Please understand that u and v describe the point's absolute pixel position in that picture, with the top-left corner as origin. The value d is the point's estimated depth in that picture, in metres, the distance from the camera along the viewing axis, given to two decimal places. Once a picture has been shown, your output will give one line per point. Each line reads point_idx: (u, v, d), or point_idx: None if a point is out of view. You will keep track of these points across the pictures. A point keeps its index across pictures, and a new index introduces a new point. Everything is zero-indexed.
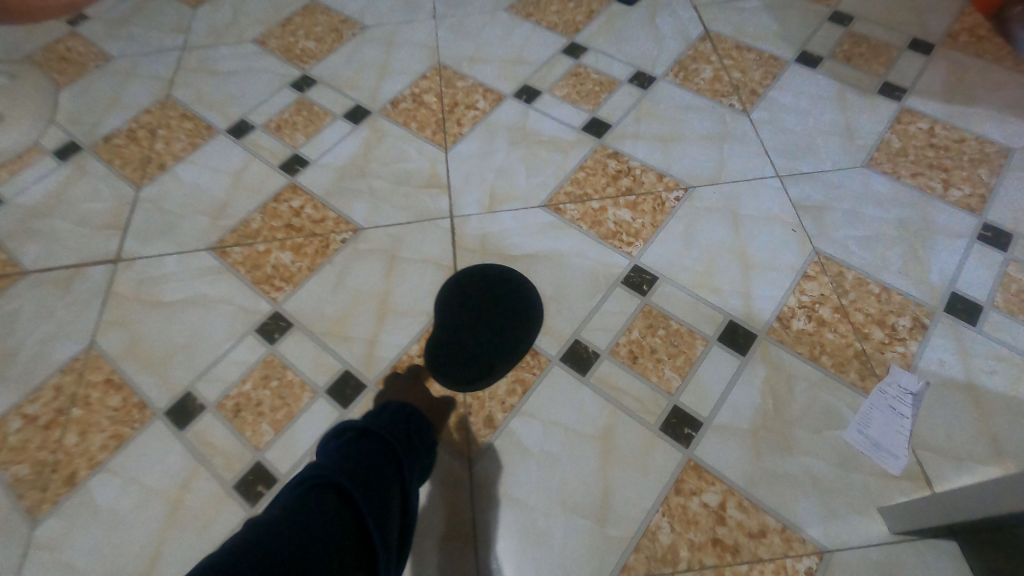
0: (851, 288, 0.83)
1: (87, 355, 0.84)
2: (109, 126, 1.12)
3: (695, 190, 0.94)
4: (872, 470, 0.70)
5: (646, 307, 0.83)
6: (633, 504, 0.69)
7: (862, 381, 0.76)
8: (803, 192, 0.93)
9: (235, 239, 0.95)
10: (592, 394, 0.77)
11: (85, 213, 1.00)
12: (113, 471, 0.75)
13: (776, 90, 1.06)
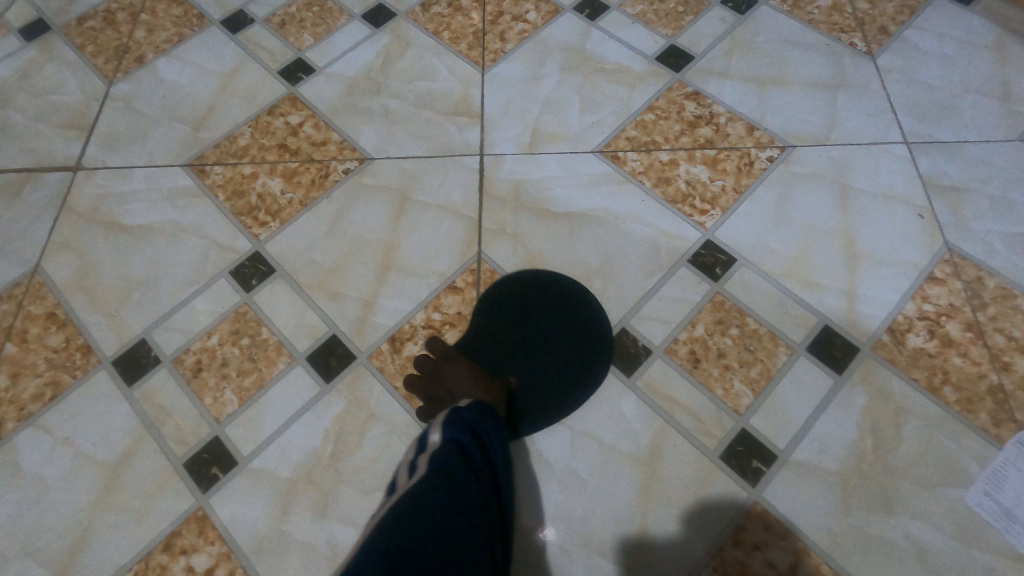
0: (990, 301, 0.63)
1: (30, 281, 0.70)
2: (84, 4, 0.93)
3: (796, 151, 0.74)
4: (996, 548, 0.53)
5: (717, 297, 0.65)
6: (675, 553, 0.54)
7: (995, 427, 0.57)
8: (938, 168, 0.72)
9: (217, 156, 0.78)
10: (638, 402, 0.60)
11: (45, 108, 0.83)
12: (44, 427, 0.62)
13: (913, 30, 0.82)
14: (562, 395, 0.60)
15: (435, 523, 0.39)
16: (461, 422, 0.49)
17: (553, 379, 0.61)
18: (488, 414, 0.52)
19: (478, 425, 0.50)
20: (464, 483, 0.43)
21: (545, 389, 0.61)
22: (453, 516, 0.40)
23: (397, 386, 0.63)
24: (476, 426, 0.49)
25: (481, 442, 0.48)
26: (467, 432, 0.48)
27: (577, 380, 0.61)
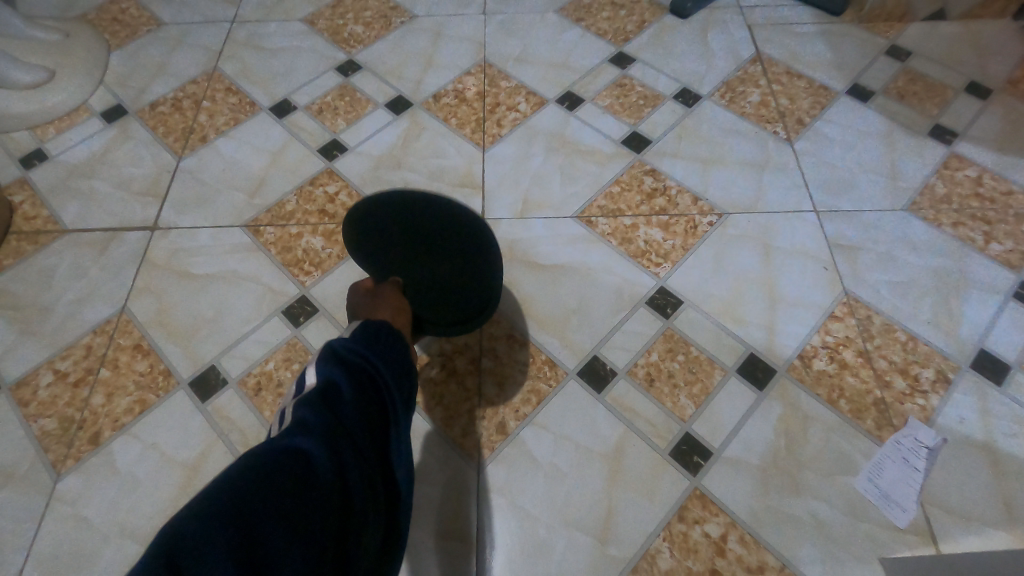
0: (877, 334, 0.82)
1: (118, 318, 0.87)
2: (155, 92, 1.14)
3: (729, 216, 0.94)
4: (878, 521, 0.70)
5: (668, 331, 0.83)
6: (635, 526, 0.70)
7: (878, 430, 0.75)
8: (839, 231, 0.92)
9: (269, 219, 0.96)
10: (606, 413, 0.77)
11: (126, 178, 1.02)
12: (134, 435, 0.77)
13: (823, 122, 1.05)
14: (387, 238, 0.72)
15: (277, 473, 0.38)
16: (333, 354, 0.51)
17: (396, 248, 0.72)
18: (365, 338, 0.54)
19: (354, 351, 0.52)
20: (329, 420, 0.43)
21: (399, 243, 0.71)
22: (312, 455, 0.40)
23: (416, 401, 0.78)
24: (348, 354, 0.51)
25: (358, 380, 0.49)
26: (341, 360, 0.50)
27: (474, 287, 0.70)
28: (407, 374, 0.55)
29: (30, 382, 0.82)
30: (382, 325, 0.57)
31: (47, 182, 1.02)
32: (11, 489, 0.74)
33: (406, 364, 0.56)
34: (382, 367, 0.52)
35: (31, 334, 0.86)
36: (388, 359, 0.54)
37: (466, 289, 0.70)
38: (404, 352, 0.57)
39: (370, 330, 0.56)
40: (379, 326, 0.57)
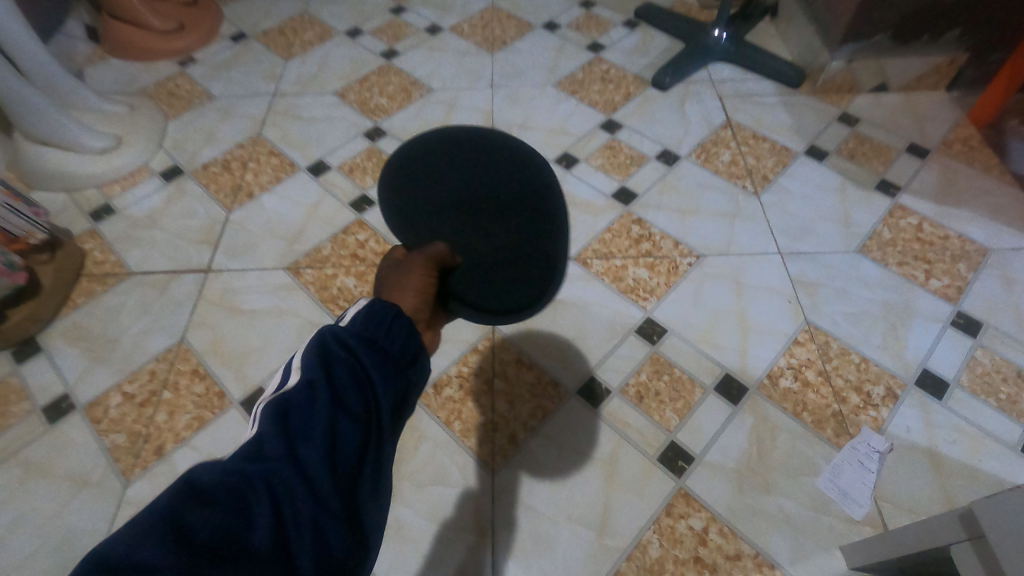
0: (835, 356, 0.96)
1: (178, 348, 1.00)
2: (207, 155, 1.32)
3: (705, 258, 1.09)
4: (838, 515, 0.81)
5: (654, 355, 0.96)
6: (628, 521, 0.81)
7: (837, 437, 0.87)
8: (801, 269, 1.07)
9: (308, 262, 1.11)
10: (602, 424, 0.89)
11: (183, 228, 1.18)
12: (194, 447, 0.89)
13: (785, 178, 1.22)
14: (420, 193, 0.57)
15: (214, 515, 0.31)
16: (323, 349, 0.42)
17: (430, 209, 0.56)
18: (370, 332, 0.44)
19: (351, 346, 0.42)
20: (294, 445, 0.36)
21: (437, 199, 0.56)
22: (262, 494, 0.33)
23: (438, 416, 0.91)
24: (340, 352, 0.42)
25: (346, 386, 0.40)
26: (334, 359, 0.41)
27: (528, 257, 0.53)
28: (414, 386, 0.45)
29: (101, 402, 0.94)
30: (391, 310, 0.46)
31: (115, 231, 1.18)
32: (87, 493, 0.85)
33: (416, 370, 0.46)
34: (380, 370, 0.42)
35: (102, 361, 0.99)
36: (393, 363, 0.44)
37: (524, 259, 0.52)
38: (413, 348, 0.45)
39: (376, 323, 0.45)
40: (388, 311, 0.46)
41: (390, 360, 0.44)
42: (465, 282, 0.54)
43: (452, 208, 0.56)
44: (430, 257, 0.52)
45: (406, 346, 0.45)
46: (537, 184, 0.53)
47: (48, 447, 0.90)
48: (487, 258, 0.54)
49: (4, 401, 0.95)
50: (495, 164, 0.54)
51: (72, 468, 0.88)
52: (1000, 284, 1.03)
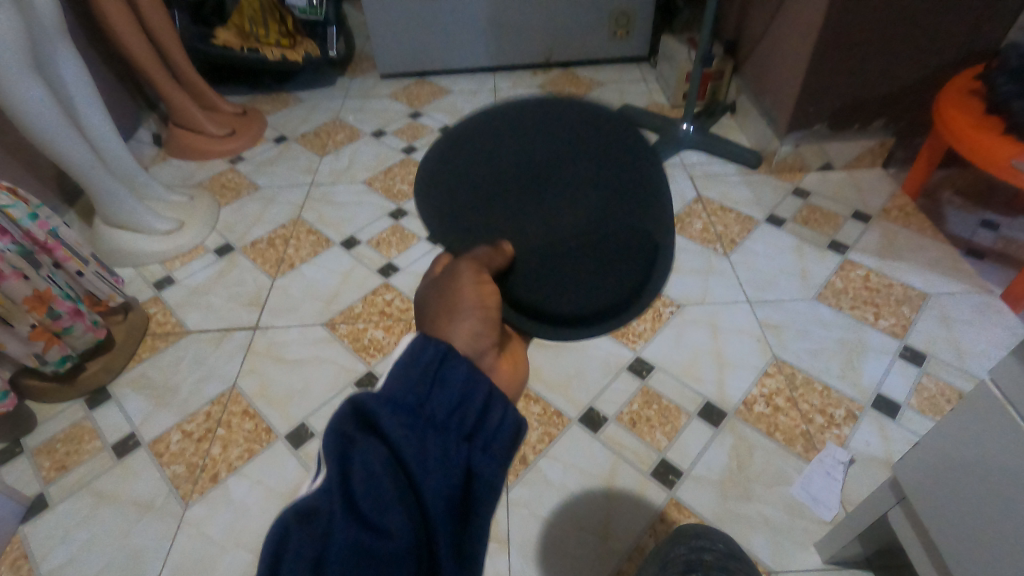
0: (800, 385, 1.10)
1: (230, 392, 1.15)
2: (254, 235, 1.54)
3: (685, 306, 1.27)
4: (811, 517, 0.92)
5: (644, 387, 1.11)
6: (627, 528, 0.92)
7: (806, 452, 1.00)
8: (767, 314, 1.24)
9: (342, 319, 1.29)
10: (602, 446, 1.03)
11: (234, 294, 1.37)
12: (245, 474, 1.02)
13: (749, 241, 1.42)
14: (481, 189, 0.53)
15: None
16: (353, 433, 0.39)
17: (500, 198, 0.53)
18: (407, 401, 0.41)
19: (383, 424, 0.40)
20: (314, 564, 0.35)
21: (509, 192, 0.53)
22: None
23: None
24: (371, 432, 0.40)
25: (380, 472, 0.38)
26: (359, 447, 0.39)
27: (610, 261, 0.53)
28: (467, 443, 0.42)
29: (163, 439, 1.08)
30: (431, 357, 0.42)
31: (175, 298, 1.37)
32: (151, 516, 0.97)
33: (464, 429, 0.42)
34: (422, 450, 0.40)
35: (164, 405, 1.14)
36: (432, 428, 0.41)
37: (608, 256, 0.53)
38: (463, 402, 0.42)
39: (411, 386, 0.41)
40: (435, 350, 0.42)
41: (435, 428, 0.41)
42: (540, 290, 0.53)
43: (534, 200, 0.53)
44: (474, 261, 0.48)
45: (457, 402, 0.42)
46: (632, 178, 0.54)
47: (117, 477, 1.03)
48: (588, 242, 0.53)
49: (79, 440, 1.09)
50: (586, 150, 0.54)
51: (138, 494, 1.00)
52: (938, 323, 1.20)
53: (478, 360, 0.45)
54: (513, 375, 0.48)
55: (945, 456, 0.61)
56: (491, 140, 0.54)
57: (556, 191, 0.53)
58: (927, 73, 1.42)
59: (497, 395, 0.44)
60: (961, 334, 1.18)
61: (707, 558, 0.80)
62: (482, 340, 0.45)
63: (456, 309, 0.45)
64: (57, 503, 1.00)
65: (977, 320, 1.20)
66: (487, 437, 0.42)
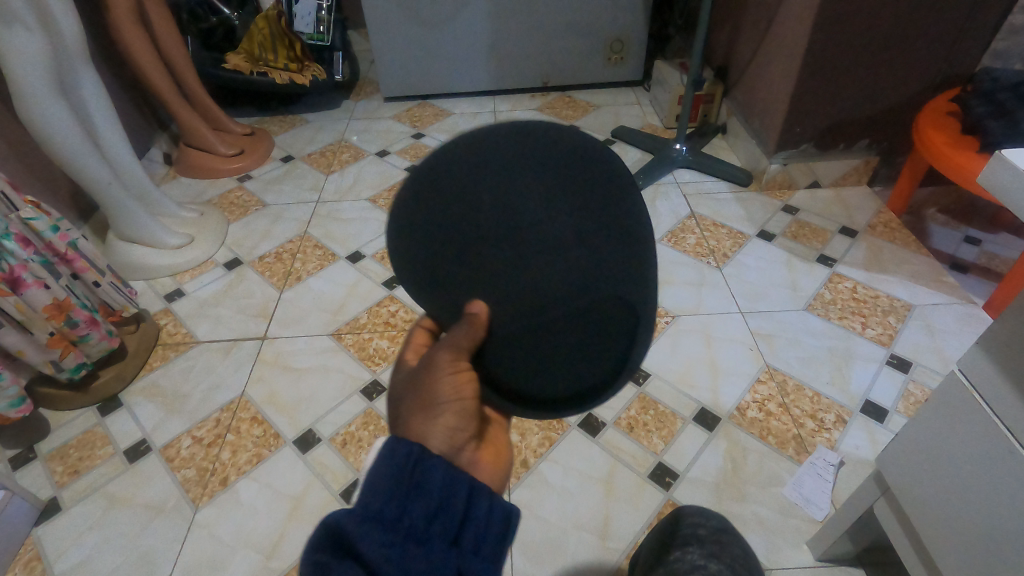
0: (791, 391, 1.15)
1: (240, 400, 1.18)
2: (262, 249, 1.58)
3: (680, 317, 1.31)
4: (803, 517, 0.96)
5: (641, 394, 1.15)
6: (626, 527, 0.96)
7: (798, 455, 1.04)
8: (758, 324, 1.29)
9: (348, 329, 1.33)
10: (600, 450, 1.06)
11: (242, 306, 1.41)
12: (254, 478, 1.05)
13: (741, 255, 1.48)
14: (467, 238, 0.56)
15: None
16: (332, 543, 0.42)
17: (475, 264, 0.57)
18: (387, 515, 0.44)
19: (360, 531, 0.42)
20: None
21: (494, 244, 0.56)
22: None
23: None
24: (348, 539, 0.42)
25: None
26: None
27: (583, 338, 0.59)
28: (446, 539, 0.46)
29: (174, 445, 1.11)
30: (408, 456, 0.46)
31: (185, 310, 1.41)
32: (162, 518, 1.00)
33: (449, 535, 0.46)
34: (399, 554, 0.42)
35: (175, 412, 1.17)
36: (409, 530, 0.44)
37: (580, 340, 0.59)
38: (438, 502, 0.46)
39: (393, 496, 0.44)
40: (410, 453, 0.46)
41: (411, 533, 0.44)
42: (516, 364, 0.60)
43: (508, 271, 0.57)
44: (451, 348, 0.55)
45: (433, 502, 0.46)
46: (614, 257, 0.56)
47: (128, 482, 1.05)
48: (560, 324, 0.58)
49: (92, 446, 1.11)
50: (575, 205, 0.55)
51: (149, 498, 1.03)
52: (923, 332, 1.25)
53: (457, 456, 0.51)
54: (491, 463, 0.56)
55: (917, 448, 0.65)
56: (469, 199, 0.55)
57: (539, 250, 0.56)
58: (908, 96, 1.50)
59: (474, 490, 0.49)
60: (945, 343, 1.22)
61: (701, 532, 0.85)
62: (460, 437, 0.51)
63: (431, 406, 0.51)
64: (70, 506, 1.03)
65: (960, 329, 1.25)
66: (473, 539, 0.48)
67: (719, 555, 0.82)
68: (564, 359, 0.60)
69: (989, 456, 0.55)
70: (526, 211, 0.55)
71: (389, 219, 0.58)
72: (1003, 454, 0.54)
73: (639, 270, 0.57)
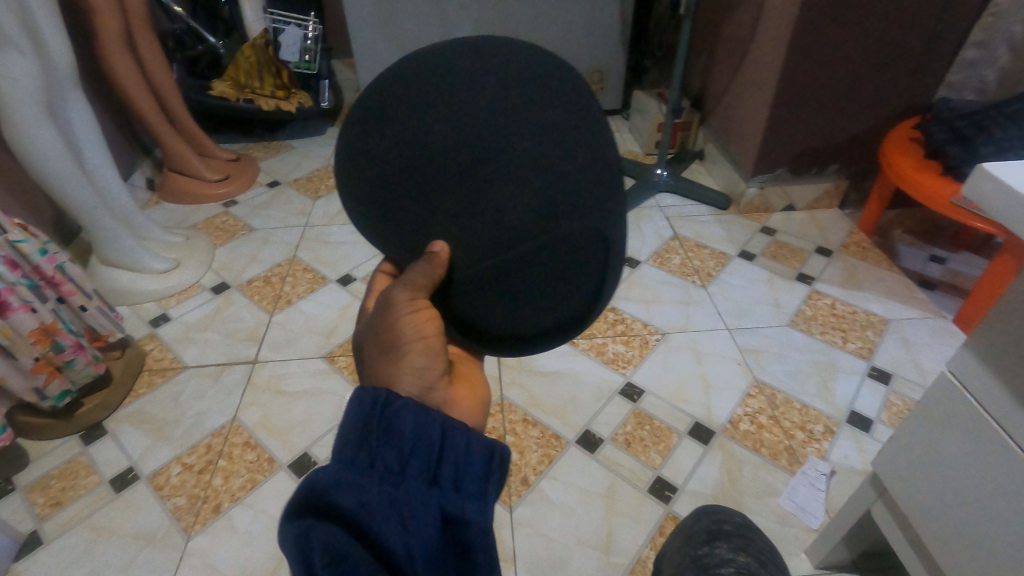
0: (781, 404, 1.18)
1: (231, 425, 1.16)
2: (250, 274, 1.57)
3: (670, 334, 1.34)
4: (800, 526, 0.98)
5: (636, 409, 1.17)
6: (629, 542, 0.96)
7: (790, 465, 1.07)
8: (745, 340, 1.33)
9: (341, 351, 1.32)
10: (599, 466, 1.07)
11: (231, 330, 1.39)
12: (248, 504, 1.02)
13: (724, 274, 1.53)
14: (423, 169, 0.60)
15: None
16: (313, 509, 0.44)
17: (429, 197, 0.61)
18: (359, 463, 0.48)
19: (338, 495, 0.45)
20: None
21: (449, 171, 0.59)
22: None
23: None
24: (328, 503, 0.45)
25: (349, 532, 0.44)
26: (318, 522, 0.43)
27: (547, 274, 0.60)
28: (428, 482, 0.49)
29: (162, 472, 1.08)
30: (379, 406, 0.50)
31: (173, 334, 1.38)
32: (152, 549, 0.97)
33: (427, 475, 0.49)
34: (379, 504, 0.46)
35: (163, 439, 1.14)
36: (388, 482, 0.47)
37: (544, 279, 0.61)
38: (414, 439, 0.50)
39: (363, 449, 0.48)
40: (376, 399, 0.50)
41: (386, 483, 0.47)
42: (485, 306, 0.64)
43: (464, 204, 0.60)
44: (409, 289, 0.58)
45: (410, 445, 0.49)
46: (566, 187, 0.57)
47: (115, 511, 1.02)
48: (520, 262, 0.60)
49: (75, 476, 1.07)
50: (520, 131, 0.56)
51: (139, 527, 1.00)
52: (901, 345, 1.31)
53: (429, 395, 0.57)
54: (470, 398, 0.62)
55: (906, 447, 0.69)
56: (416, 130, 0.58)
57: (489, 180, 0.58)
58: (872, 124, 1.59)
59: (450, 425, 0.52)
60: (921, 355, 1.28)
61: (728, 528, 0.90)
62: (425, 376, 0.57)
63: (395, 350, 0.57)
64: (53, 539, 0.99)
65: (935, 342, 1.31)
66: (453, 475, 0.50)
67: (746, 548, 0.87)
68: (532, 300, 0.62)
69: (982, 451, 0.58)
70: (472, 141, 0.57)
71: (344, 149, 0.63)
72: (994, 447, 0.57)
73: (598, 199, 0.57)
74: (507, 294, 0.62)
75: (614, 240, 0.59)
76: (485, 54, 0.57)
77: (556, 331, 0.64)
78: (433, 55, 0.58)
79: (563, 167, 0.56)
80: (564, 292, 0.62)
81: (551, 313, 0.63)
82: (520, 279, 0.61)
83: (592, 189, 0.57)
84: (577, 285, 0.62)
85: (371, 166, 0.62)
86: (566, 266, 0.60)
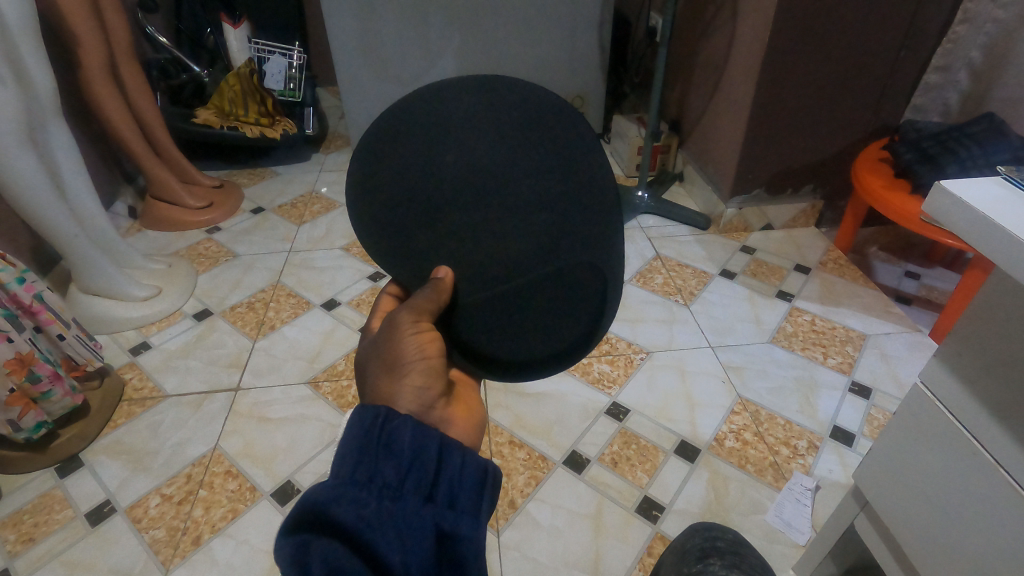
0: (765, 420, 1.19)
1: (212, 453, 1.14)
2: (233, 300, 1.56)
3: (654, 353, 1.35)
4: (787, 542, 0.98)
5: (622, 429, 1.17)
6: (618, 564, 0.95)
7: (776, 481, 1.07)
8: (728, 357, 1.34)
9: (325, 376, 1.31)
10: (586, 486, 1.06)
11: (213, 357, 1.37)
12: (229, 534, 1.00)
13: (706, 292, 1.55)
14: (432, 198, 0.62)
15: None
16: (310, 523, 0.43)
17: (437, 225, 0.63)
18: (357, 477, 0.47)
19: (336, 508, 0.45)
20: None
21: (459, 200, 0.61)
22: None
23: None
24: (326, 516, 0.44)
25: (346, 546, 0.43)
26: (317, 536, 0.43)
27: (547, 301, 0.65)
28: (424, 497, 0.49)
29: (141, 504, 1.05)
30: (380, 421, 0.50)
31: (152, 362, 1.36)
32: None
33: (424, 491, 0.49)
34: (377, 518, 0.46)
35: (142, 470, 1.11)
36: (386, 496, 0.47)
37: (545, 305, 0.65)
38: (412, 455, 0.50)
39: (362, 463, 0.48)
40: (377, 414, 0.50)
41: (382, 498, 0.47)
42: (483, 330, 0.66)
43: (472, 232, 0.63)
44: (414, 310, 0.59)
45: (408, 460, 0.49)
46: (569, 221, 0.62)
47: (91, 547, 0.99)
48: (524, 289, 0.64)
49: (49, 511, 1.04)
50: (530, 169, 0.61)
51: (115, 563, 0.97)
52: (879, 360, 1.33)
53: (427, 414, 0.56)
54: (465, 417, 0.61)
55: (884, 458, 0.70)
56: (428, 161, 0.61)
57: (498, 210, 0.62)
58: (843, 146, 1.65)
59: (446, 443, 0.53)
60: (899, 368, 1.31)
61: (720, 544, 0.91)
62: (425, 395, 0.56)
63: (396, 368, 0.56)
64: None
65: (912, 357, 1.34)
66: (448, 491, 0.50)
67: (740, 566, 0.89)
68: (532, 326, 0.66)
69: (957, 460, 0.60)
70: (483, 175, 0.61)
71: (353, 177, 0.64)
72: (967, 455, 0.58)
73: (597, 235, 0.63)
74: (509, 318, 0.65)
75: (612, 277, 0.64)
76: (506, 98, 0.61)
77: (557, 358, 0.68)
78: (450, 92, 0.61)
79: (567, 203, 0.62)
80: (564, 320, 0.66)
81: (550, 339, 0.67)
82: (523, 304, 0.65)
83: (593, 224, 0.63)
84: (575, 317, 0.66)
85: (379, 194, 0.63)
86: (567, 293, 0.65)
